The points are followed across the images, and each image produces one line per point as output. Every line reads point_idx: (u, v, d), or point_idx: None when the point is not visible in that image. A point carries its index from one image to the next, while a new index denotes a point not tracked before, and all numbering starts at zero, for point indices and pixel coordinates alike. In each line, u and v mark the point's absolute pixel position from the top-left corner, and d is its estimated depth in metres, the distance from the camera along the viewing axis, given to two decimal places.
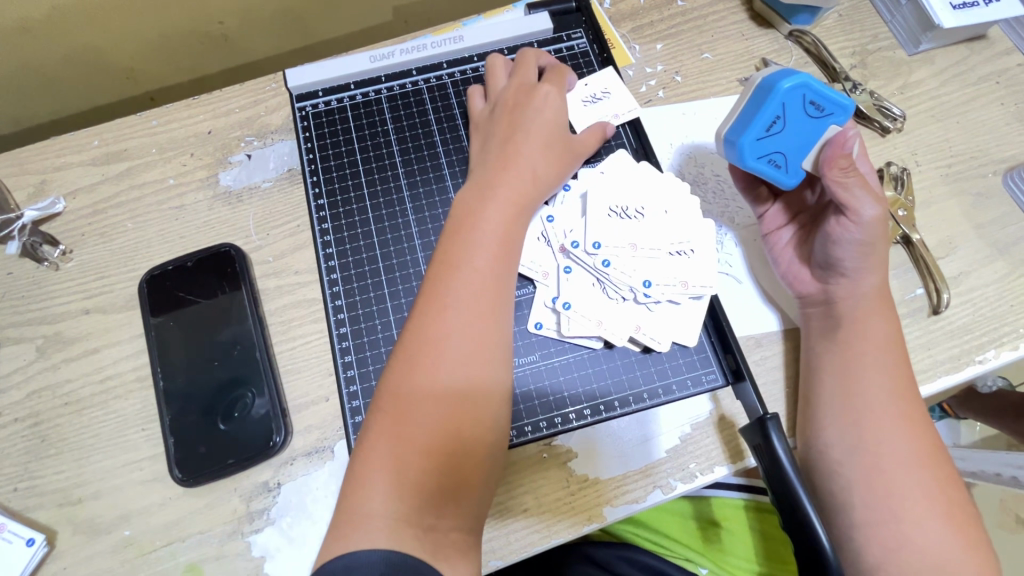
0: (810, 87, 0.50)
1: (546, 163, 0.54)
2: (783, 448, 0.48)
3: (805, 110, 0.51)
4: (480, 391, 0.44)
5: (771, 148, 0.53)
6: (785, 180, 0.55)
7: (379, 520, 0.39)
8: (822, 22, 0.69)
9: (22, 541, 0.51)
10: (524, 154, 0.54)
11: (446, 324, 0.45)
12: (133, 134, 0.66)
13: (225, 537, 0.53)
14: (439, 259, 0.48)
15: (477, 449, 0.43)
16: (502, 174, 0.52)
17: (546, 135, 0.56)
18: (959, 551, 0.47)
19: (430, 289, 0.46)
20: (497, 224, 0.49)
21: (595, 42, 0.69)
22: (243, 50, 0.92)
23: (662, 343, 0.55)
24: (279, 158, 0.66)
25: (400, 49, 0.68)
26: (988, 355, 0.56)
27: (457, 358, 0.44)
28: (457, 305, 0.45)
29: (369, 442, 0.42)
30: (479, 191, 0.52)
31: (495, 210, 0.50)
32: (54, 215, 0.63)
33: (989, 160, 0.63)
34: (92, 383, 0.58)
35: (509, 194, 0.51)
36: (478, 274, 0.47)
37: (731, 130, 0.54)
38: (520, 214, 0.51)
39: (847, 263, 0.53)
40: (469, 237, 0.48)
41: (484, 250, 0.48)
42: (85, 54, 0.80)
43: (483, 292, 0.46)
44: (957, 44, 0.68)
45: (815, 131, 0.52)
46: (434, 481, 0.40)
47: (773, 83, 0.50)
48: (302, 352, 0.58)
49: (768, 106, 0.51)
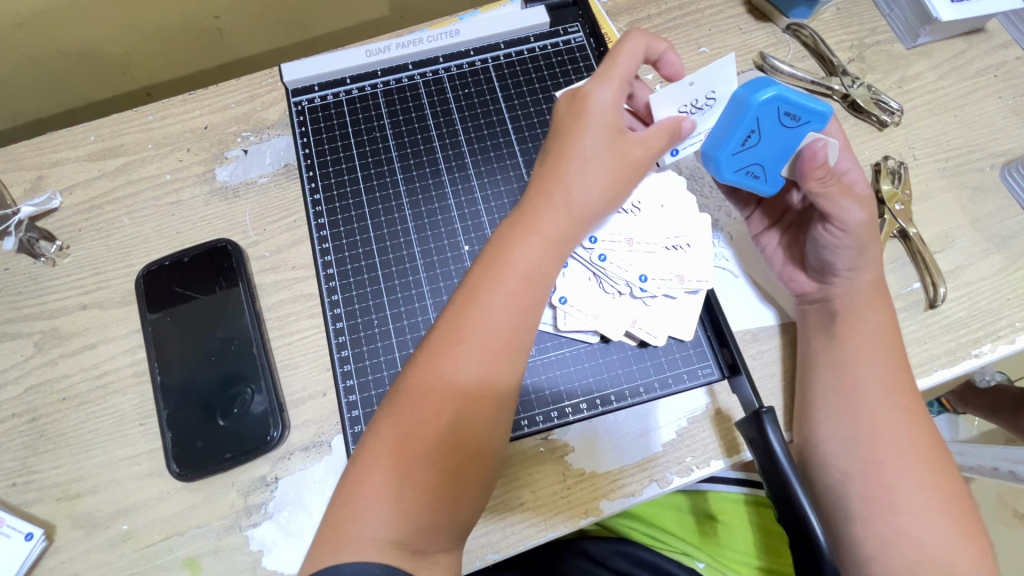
0: (784, 100, 0.46)
1: (594, 185, 0.47)
2: (778, 441, 0.48)
3: (781, 122, 0.48)
4: (483, 436, 0.42)
5: (748, 160, 0.51)
6: (764, 188, 0.53)
7: (370, 541, 0.38)
8: (820, 16, 0.69)
9: (22, 535, 0.51)
10: (571, 171, 0.47)
11: (459, 363, 0.42)
12: (129, 129, 0.66)
13: (223, 531, 0.53)
14: (464, 287, 0.45)
15: (472, 490, 0.41)
16: (540, 199, 0.47)
17: (602, 149, 0.47)
18: (955, 544, 0.47)
19: (452, 323, 0.43)
20: (529, 262, 0.45)
21: (592, 36, 0.69)
22: (241, 45, 0.91)
23: (658, 337, 0.55)
24: (275, 153, 0.65)
25: (396, 43, 0.67)
26: (984, 349, 0.56)
27: (464, 396, 0.42)
28: (474, 344, 0.42)
29: (363, 469, 0.40)
30: (516, 217, 0.47)
31: (529, 245, 0.45)
32: (52, 210, 0.63)
33: (987, 154, 0.63)
34: (90, 378, 0.58)
35: (545, 227, 0.46)
36: (500, 312, 0.43)
37: (707, 144, 0.51)
38: (556, 251, 0.46)
39: (838, 265, 0.53)
40: (500, 271, 0.44)
41: (513, 288, 0.44)
42: (81, 48, 0.79)
43: (503, 335, 0.43)
44: (955, 38, 0.68)
45: (792, 141, 0.49)
46: (426, 516, 0.39)
47: (747, 96, 0.47)
48: (299, 347, 0.58)
49: (742, 122, 0.48)
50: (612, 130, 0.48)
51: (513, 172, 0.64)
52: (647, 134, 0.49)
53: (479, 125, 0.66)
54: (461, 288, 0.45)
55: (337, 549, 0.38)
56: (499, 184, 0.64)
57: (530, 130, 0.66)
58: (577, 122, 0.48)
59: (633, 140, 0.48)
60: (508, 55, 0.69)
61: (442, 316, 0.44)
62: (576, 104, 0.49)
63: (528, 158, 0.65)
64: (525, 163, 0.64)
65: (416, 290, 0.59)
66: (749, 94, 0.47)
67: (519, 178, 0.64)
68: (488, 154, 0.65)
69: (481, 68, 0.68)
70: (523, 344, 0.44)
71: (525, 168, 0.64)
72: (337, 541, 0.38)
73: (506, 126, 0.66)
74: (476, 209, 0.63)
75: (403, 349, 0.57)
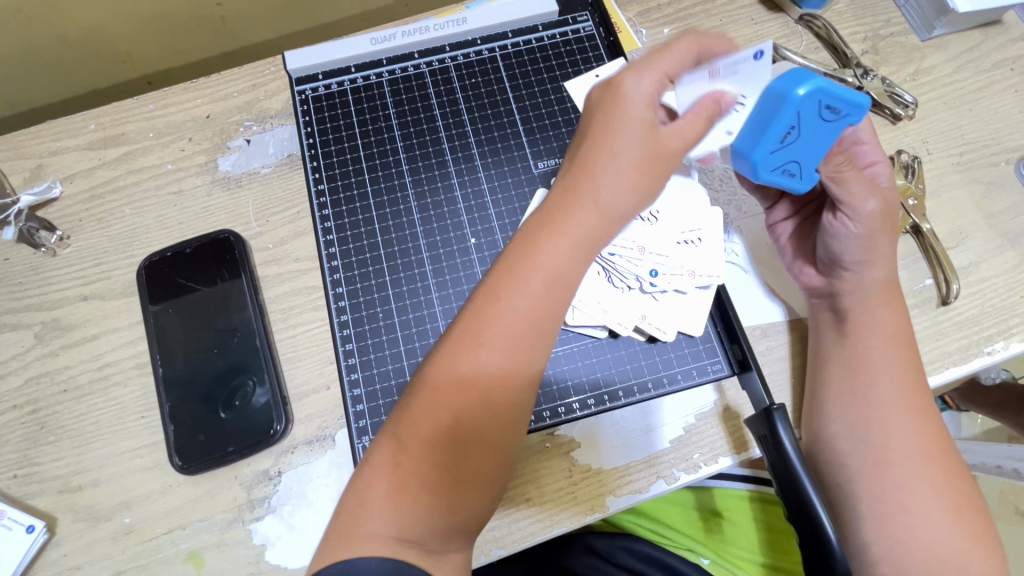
0: (827, 92, 0.44)
1: (625, 184, 0.43)
2: (789, 439, 0.47)
3: (820, 115, 0.45)
4: (496, 442, 0.41)
5: (785, 159, 0.48)
6: (798, 186, 0.50)
7: (379, 539, 0.37)
8: (834, 6, 0.68)
9: (22, 528, 0.51)
10: (602, 168, 0.44)
11: (478, 360, 0.40)
12: (130, 118, 0.65)
13: (225, 525, 0.52)
14: (489, 285, 0.42)
15: (482, 491, 0.41)
16: (569, 194, 0.44)
17: (633, 142, 0.44)
18: (967, 545, 0.47)
19: (470, 322, 0.41)
20: (554, 262, 0.42)
21: (602, 25, 0.68)
22: (243, 33, 0.90)
23: (667, 333, 0.55)
24: (278, 143, 0.64)
25: (401, 31, 0.66)
26: (996, 347, 0.56)
27: (480, 399, 0.40)
28: (493, 344, 0.41)
29: (371, 466, 0.40)
30: (545, 214, 0.44)
31: (559, 245, 0.42)
32: (51, 200, 0.63)
33: (1001, 148, 0.62)
34: (91, 370, 0.57)
35: (573, 227, 0.42)
36: (522, 316, 0.41)
37: (741, 141, 0.48)
38: (586, 253, 0.43)
39: (848, 257, 0.52)
40: (525, 271, 0.42)
41: (535, 291, 0.41)
42: (81, 35, 0.78)
43: (524, 341, 0.41)
44: (971, 30, 0.67)
45: (832, 135, 0.46)
46: (435, 516, 0.39)
47: (786, 92, 0.44)
48: (303, 340, 0.57)
49: (780, 117, 0.45)
50: (646, 125, 0.44)
51: (521, 163, 0.63)
52: (682, 125, 0.46)
53: (486, 116, 0.65)
54: (484, 284, 0.43)
55: (344, 546, 0.37)
56: (506, 177, 0.63)
57: (538, 122, 0.65)
58: (611, 114, 0.45)
59: (669, 132, 0.45)
60: (516, 44, 0.68)
61: (462, 314, 0.42)
62: (610, 95, 0.46)
63: (536, 149, 0.64)
64: (532, 155, 0.64)
65: (421, 283, 0.59)
66: (789, 86, 0.44)
67: (526, 171, 0.63)
68: (496, 146, 0.64)
69: (488, 58, 0.67)
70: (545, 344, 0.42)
71: (533, 159, 0.63)
72: (342, 538, 0.38)
73: (514, 116, 0.65)
74: (484, 200, 0.62)
75: (408, 343, 0.57)
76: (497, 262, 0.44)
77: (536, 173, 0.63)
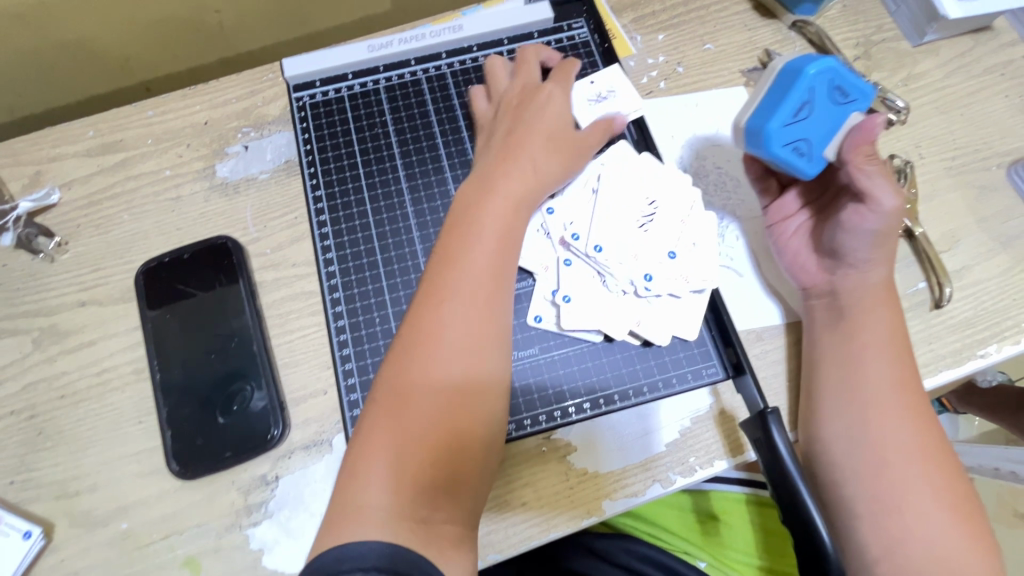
0: (836, 72, 0.50)
1: (546, 160, 0.55)
2: (783, 441, 0.47)
3: (831, 96, 0.50)
4: (473, 385, 0.44)
5: (797, 135, 0.51)
6: (807, 170, 0.52)
7: (374, 511, 0.38)
8: (826, 13, 0.68)
9: (19, 533, 0.51)
10: (524, 150, 0.55)
11: (442, 310, 0.45)
12: (129, 124, 0.66)
13: (223, 530, 0.52)
14: (443, 251, 0.49)
15: (473, 443, 0.42)
16: (496, 171, 0.53)
17: (545, 133, 0.56)
18: (962, 546, 0.47)
19: (429, 284, 0.47)
20: (498, 221, 0.50)
21: (596, 32, 0.68)
22: (241, 40, 0.91)
23: (662, 337, 0.55)
24: (276, 149, 0.65)
25: (398, 39, 0.67)
26: (989, 350, 0.56)
27: (452, 346, 0.44)
28: (455, 295, 0.46)
29: (365, 439, 0.41)
30: (479, 187, 0.52)
31: (494, 205, 0.50)
32: (50, 206, 0.63)
33: (993, 153, 0.63)
34: (88, 376, 0.57)
35: (504, 188, 0.52)
36: (478, 265, 0.47)
37: (753, 117, 0.52)
38: (517, 212, 0.51)
39: (858, 253, 0.53)
40: (472, 229, 0.49)
41: (484, 244, 0.48)
42: (80, 43, 0.79)
43: (480, 287, 0.47)
44: (962, 36, 0.67)
45: (840, 119, 0.51)
46: (430, 477, 0.40)
47: (800, 69, 0.50)
48: (300, 345, 0.58)
49: (795, 89, 0.50)
50: (552, 118, 0.57)
51: None
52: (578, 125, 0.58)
53: None
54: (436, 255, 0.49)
55: (340, 529, 0.38)
56: None
57: None
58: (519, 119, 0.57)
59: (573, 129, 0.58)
60: (512, 51, 0.68)
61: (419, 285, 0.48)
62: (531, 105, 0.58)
63: None
64: None
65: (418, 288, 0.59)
66: (805, 65, 0.50)
67: None
68: None
69: (484, 64, 0.68)
70: (501, 296, 0.47)
71: None
72: (340, 522, 0.38)
73: None
74: None
75: None
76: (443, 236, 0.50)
77: None
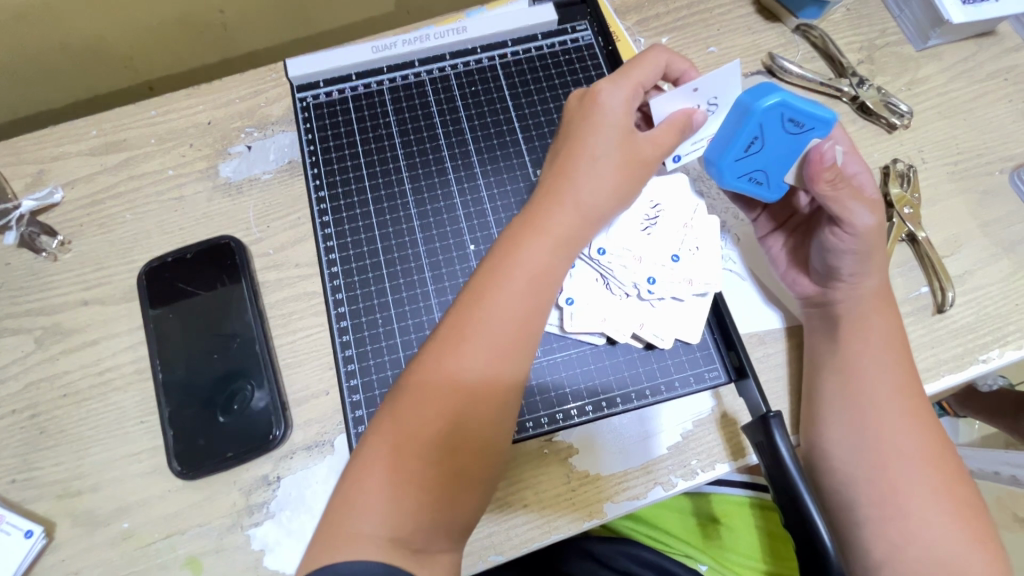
0: (788, 106, 0.46)
1: (604, 184, 0.46)
2: (785, 446, 0.47)
3: (784, 127, 0.48)
4: (485, 434, 0.41)
5: (752, 166, 0.52)
6: (768, 194, 0.54)
7: (370, 538, 0.37)
8: (830, 16, 0.68)
9: (21, 532, 0.51)
10: (581, 172, 0.46)
11: (465, 359, 0.41)
12: (132, 124, 0.66)
13: (224, 530, 0.53)
14: (478, 282, 0.44)
15: (470, 487, 0.41)
16: (549, 199, 0.46)
17: (613, 149, 0.47)
18: (963, 552, 0.47)
19: (457, 318, 0.42)
20: (539, 261, 0.44)
21: (601, 34, 0.69)
22: (245, 40, 0.91)
23: (665, 339, 0.55)
24: (278, 149, 0.65)
25: (402, 39, 0.67)
26: (991, 355, 0.56)
27: (469, 390, 0.41)
28: (479, 343, 0.42)
29: (361, 466, 0.40)
30: (527, 216, 0.46)
31: (541, 243, 0.44)
32: (53, 205, 0.63)
33: (996, 158, 0.63)
34: (91, 375, 0.57)
35: (555, 225, 0.45)
36: (510, 310, 0.43)
37: (710, 149, 0.52)
38: (564, 252, 0.45)
39: (843, 270, 0.53)
40: (511, 266, 0.43)
41: (522, 288, 0.43)
42: (85, 43, 0.79)
43: (510, 335, 0.43)
44: (966, 40, 0.67)
45: (798, 146, 0.50)
46: (425, 513, 0.39)
47: (749, 104, 0.47)
48: (303, 345, 0.58)
49: (745, 127, 0.48)
50: (623, 130, 0.47)
51: (520, 170, 0.64)
52: (655, 133, 0.48)
53: (486, 124, 0.65)
54: (470, 284, 0.44)
55: (337, 548, 0.37)
56: (505, 184, 0.63)
57: (538, 129, 0.65)
58: (586, 124, 0.48)
59: (645, 140, 0.48)
60: (516, 53, 0.68)
61: (448, 312, 0.44)
62: (598, 107, 0.48)
63: (536, 156, 0.64)
64: (531, 162, 0.64)
65: (420, 289, 0.59)
66: (752, 101, 0.47)
67: (525, 177, 0.63)
68: (495, 154, 0.64)
69: (487, 66, 0.68)
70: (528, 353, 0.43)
71: (531, 167, 0.64)
72: (336, 539, 0.38)
73: (514, 124, 0.66)
74: (483, 208, 0.62)
75: (407, 349, 0.57)
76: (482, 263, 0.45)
77: (534, 180, 0.63)
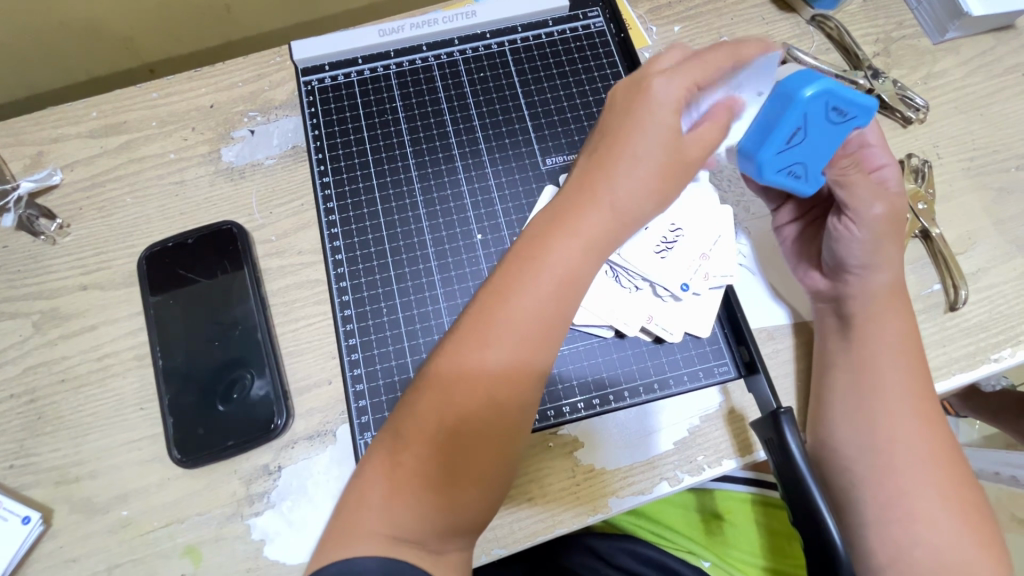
0: (834, 94, 0.45)
1: (643, 183, 0.42)
2: (795, 441, 0.47)
3: (828, 117, 0.47)
4: (498, 447, 0.39)
5: (791, 160, 0.49)
6: (804, 188, 0.51)
7: (374, 534, 0.37)
8: (846, 7, 0.67)
9: (18, 519, 0.50)
10: (618, 169, 0.42)
11: (481, 364, 0.39)
12: (133, 106, 0.65)
13: (224, 519, 0.52)
14: (499, 282, 0.41)
15: (476, 495, 0.39)
16: (583, 196, 0.42)
17: (658, 145, 0.42)
18: (970, 554, 0.46)
19: (476, 319, 0.40)
20: (566, 264, 0.40)
21: (613, 21, 0.67)
22: (249, 23, 0.89)
23: (674, 333, 0.54)
24: (283, 134, 0.64)
25: (410, 23, 0.66)
26: (1003, 354, 0.55)
27: (483, 400, 0.39)
28: (496, 350, 0.39)
29: (370, 461, 0.40)
30: (559, 213, 0.42)
31: (569, 247, 0.40)
32: (52, 187, 0.62)
33: (1012, 154, 0.62)
34: (90, 361, 0.56)
35: (585, 228, 0.41)
36: (530, 317, 0.40)
37: (746, 142, 0.50)
38: (595, 258, 0.41)
39: (852, 262, 0.52)
40: (536, 269, 0.40)
41: (543, 293, 0.40)
42: (86, 23, 0.78)
43: (529, 344, 0.40)
44: (983, 34, 0.66)
45: (839, 138, 0.48)
46: (430, 517, 0.38)
47: (792, 93, 0.46)
48: (305, 334, 0.57)
49: (787, 118, 0.47)
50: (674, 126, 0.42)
51: (529, 159, 0.62)
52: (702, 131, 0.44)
53: (494, 111, 0.64)
54: (492, 282, 0.41)
55: (343, 543, 0.37)
56: (513, 172, 0.62)
57: (547, 117, 0.64)
58: (633, 113, 0.43)
59: (691, 140, 0.43)
60: (526, 39, 0.67)
61: (469, 309, 0.41)
62: (645, 97, 0.43)
63: (545, 145, 0.63)
64: (540, 151, 0.63)
65: (426, 277, 0.58)
66: (796, 90, 0.46)
67: (533, 167, 0.62)
68: (503, 141, 0.63)
69: (497, 51, 0.66)
70: (546, 361, 0.41)
71: (541, 156, 0.63)
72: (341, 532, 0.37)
73: (523, 111, 0.64)
74: (490, 196, 0.61)
75: (411, 338, 0.56)
76: (507, 258, 0.42)
77: (545, 170, 0.62)
